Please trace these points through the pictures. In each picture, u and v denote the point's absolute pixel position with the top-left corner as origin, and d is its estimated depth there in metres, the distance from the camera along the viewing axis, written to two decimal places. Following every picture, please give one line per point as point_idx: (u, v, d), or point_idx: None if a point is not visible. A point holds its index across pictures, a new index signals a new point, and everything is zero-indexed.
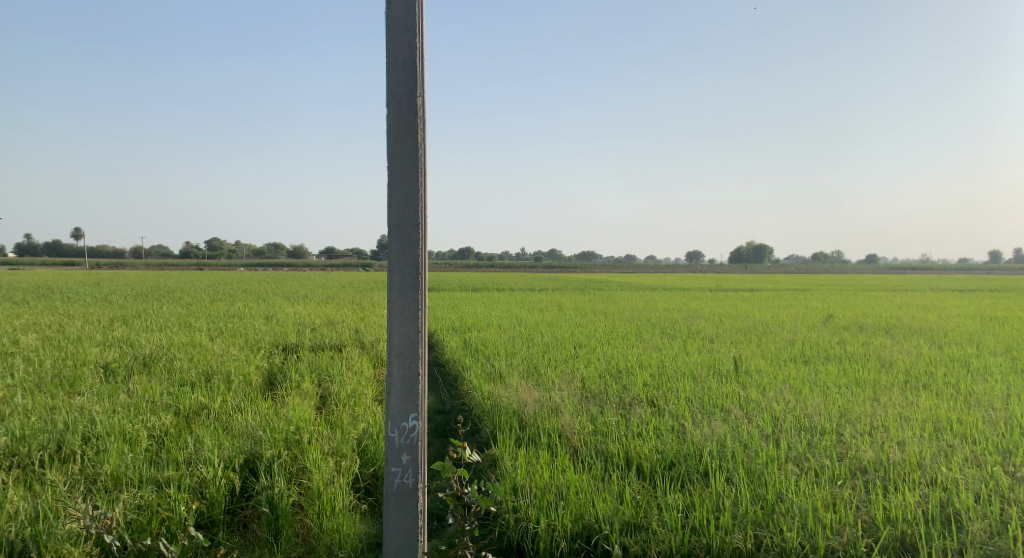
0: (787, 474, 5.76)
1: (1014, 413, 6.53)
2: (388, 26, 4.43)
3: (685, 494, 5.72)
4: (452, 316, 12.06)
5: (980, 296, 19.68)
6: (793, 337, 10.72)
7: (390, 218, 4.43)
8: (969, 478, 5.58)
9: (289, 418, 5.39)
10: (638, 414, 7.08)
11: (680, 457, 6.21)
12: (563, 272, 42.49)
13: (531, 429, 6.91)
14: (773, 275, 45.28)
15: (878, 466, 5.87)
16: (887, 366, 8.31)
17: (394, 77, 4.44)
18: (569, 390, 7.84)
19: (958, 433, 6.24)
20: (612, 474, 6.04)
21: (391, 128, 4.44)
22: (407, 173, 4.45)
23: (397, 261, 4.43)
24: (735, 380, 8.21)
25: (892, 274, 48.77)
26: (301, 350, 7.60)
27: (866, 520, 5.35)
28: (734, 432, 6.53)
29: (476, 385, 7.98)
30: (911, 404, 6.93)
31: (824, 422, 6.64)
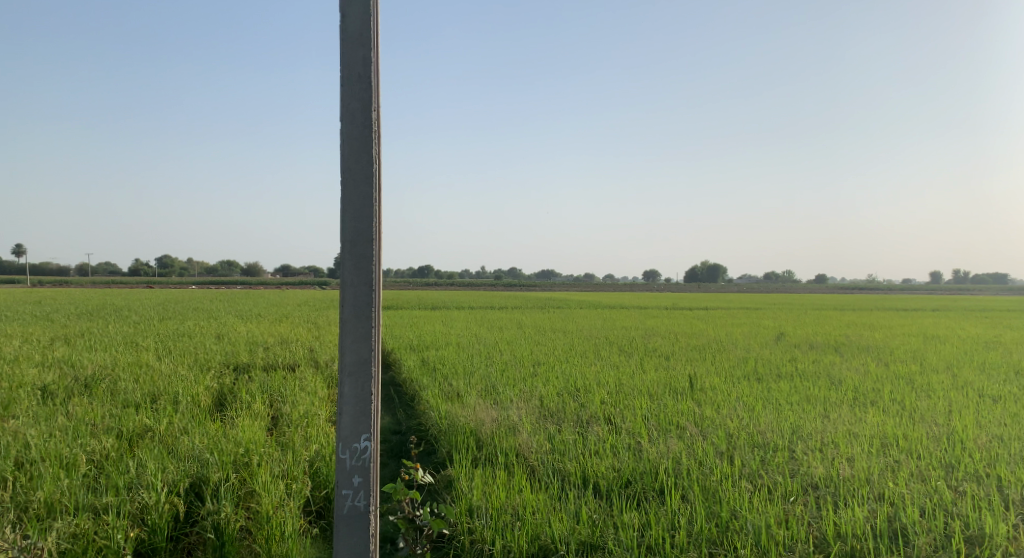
0: (740, 491, 5.81)
1: (957, 428, 6.67)
2: (342, 40, 4.42)
3: (641, 513, 5.73)
4: (409, 334, 11.99)
5: (920, 314, 20.21)
6: (746, 355, 10.85)
7: (343, 234, 4.40)
8: (914, 493, 5.65)
9: (237, 440, 5.30)
10: (596, 432, 7.10)
11: (637, 475, 6.25)
12: (520, 291, 42.64)
13: (488, 448, 6.89)
14: (728, 293, 45.96)
15: (828, 482, 5.95)
16: (837, 384, 8.44)
17: (348, 91, 4.42)
18: (527, 409, 7.83)
19: (904, 448, 6.35)
20: (568, 493, 6.04)
21: (345, 142, 4.42)
22: (360, 188, 4.43)
23: (351, 278, 4.40)
24: (690, 397, 8.28)
25: (842, 293, 49.88)
26: (252, 369, 7.49)
27: (817, 536, 5.39)
28: (689, 449, 6.59)
29: (433, 405, 7.93)
30: (860, 420, 7.06)
31: (777, 438, 6.71)
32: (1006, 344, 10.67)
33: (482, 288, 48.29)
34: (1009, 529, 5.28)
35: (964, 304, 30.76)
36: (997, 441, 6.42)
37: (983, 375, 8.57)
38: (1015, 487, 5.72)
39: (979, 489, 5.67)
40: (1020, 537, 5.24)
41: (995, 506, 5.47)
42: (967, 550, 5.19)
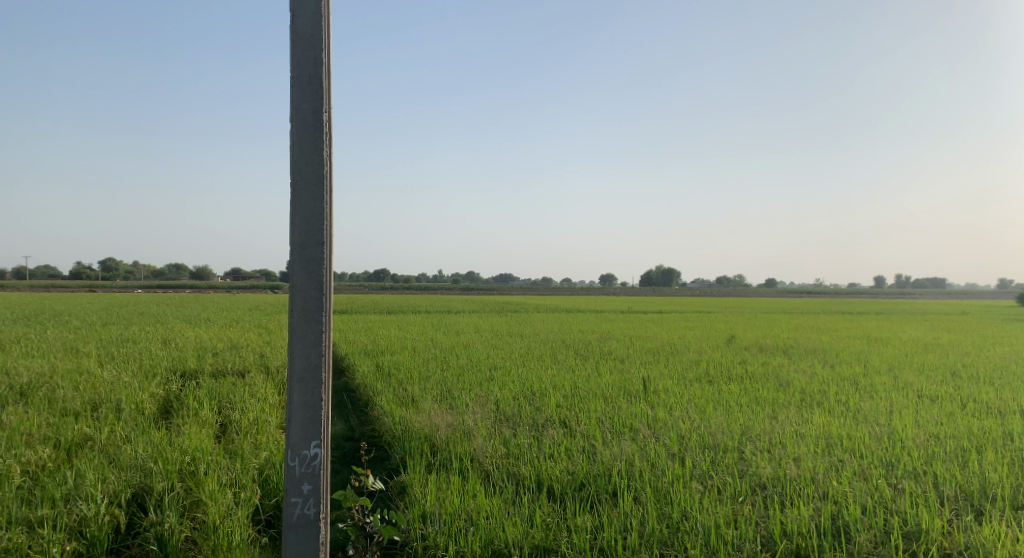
0: (691, 492, 5.89)
1: (898, 428, 6.84)
2: (292, 40, 4.40)
3: (594, 516, 5.78)
4: (364, 339, 11.94)
5: (865, 317, 20.73)
6: (699, 357, 11.01)
7: (293, 237, 4.38)
8: (856, 490, 5.75)
9: (183, 448, 5.24)
10: (550, 435, 7.15)
11: (590, 478, 6.30)
12: (480, 296, 42.67)
13: (442, 453, 6.89)
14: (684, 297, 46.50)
15: (775, 482, 6.05)
16: (785, 385, 8.60)
17: (298, 92, 4.41)
18: (482, 413, 7.84)
19: (848, 448, 6.49)
20: (522, 497, 6.07)
21: (294, 144, 4.40)
22: (310, 191, 4.41)
23: (301, 282, 4.38)
24: (644, 400, 8.37)
25: (796, 296, 50.73)
26: (200, 375, 7.40)
27: (764, 535, 5.47)
28: (642, 451, 6.68)
29: (387, 411, 7.91)
30: (806, 421, 7.20)
31: (727, 440, 6.82)
32: (948, 346, 10.95)
33: (439, 291, 48.28)
34: (945, 524, 5.37)
35: (910, 307, 31.52)
36: (935, 440, 6.58)
37: (924, 376, 8.79)
38: (951, 483, 5.83)
39: (917, 486, 5.78)
40: (954, 531, 5.31)
41: (931, 502, 5.57)
42: (906, 545, 5.26)
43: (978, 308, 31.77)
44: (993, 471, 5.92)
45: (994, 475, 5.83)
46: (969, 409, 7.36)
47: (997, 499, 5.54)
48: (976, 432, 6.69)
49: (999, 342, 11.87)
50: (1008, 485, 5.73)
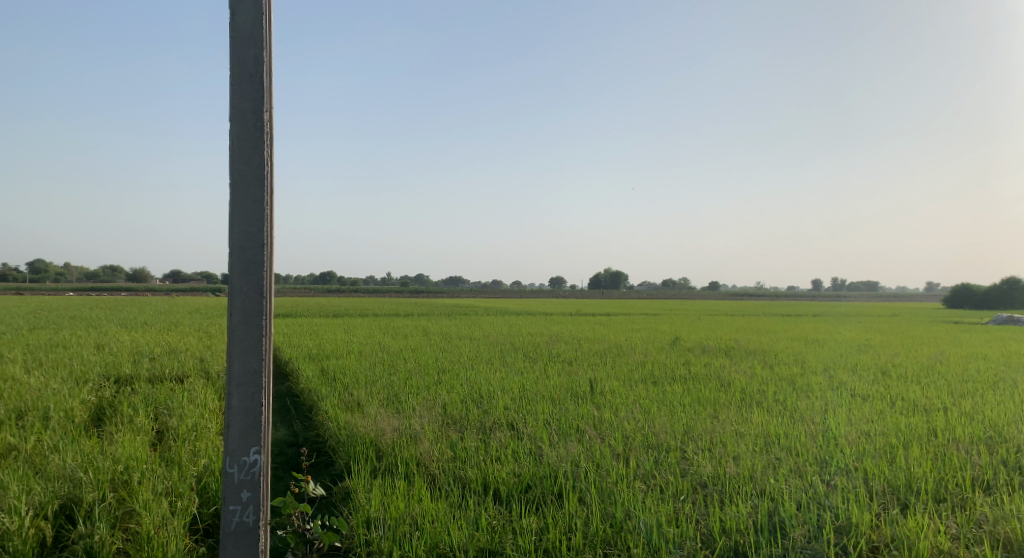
0: (634, 492, 5.95)
1: (833, 426, 7.01)
2: (232, 38, 4.33)
3: (539, 517, 5.80)
4: (309, 343, 11.82)
5: (805, 319, 21.24)
6: (643, 358, 11.14)
7: (231, 238, 4.31)
8: (792, 487, 5.85)
9: (115, 457, 5.13)
10: (497, 438, 7.18)
11: (536, 480, 6.34)
12: (430, 298, 42.54)
13: (387, 458, 6.85)
14: (633, 299, 46.97)
15: (715, 480, 6.15)
16: (726, 386, 8.75)
17: (238, 91, 4.34)
18: (429, 417, 7.82)
19: (785, 446, 6.63)
20: (468, 500, 6.07)
21: (234, 143, 4.34)
22: (251, 191, 4.35)
23: (240, 285, 4.31)
24: (590, 401, 8.43)
25: (741, 299, 51.66)
26: (135, 382, 7.24)
27: (704, 532, 5.54)
28: (588, 451, 6.74)
29: (332, 415, 7.83)
30: (746, 420, 7.33)
31: (670, 439, 6.91)
32: (881, 346, 11.25)
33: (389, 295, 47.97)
34: (873, 518, 5.43)
35: (849, 308, 32.34)
36: (866, 437, 6.74)
37: (857, 376, 9.01)
38: (880, 478, 5.94)
39: (848, 481, 5.90)
40: (881, 524, 5.38)
41: (861, 497, 5.66)
42: (837, 539, 5.33)
43: (911, 310, 32.73)
44: (918, 466, 6.05)
45: (919, 469, 5.95)
46: (898, 407, 7.56)
47: (921, 493, 5.64)
48: (905, 429, 6.87)
49: (929, 343, 12.23)
50: (932, 478, 5.84)
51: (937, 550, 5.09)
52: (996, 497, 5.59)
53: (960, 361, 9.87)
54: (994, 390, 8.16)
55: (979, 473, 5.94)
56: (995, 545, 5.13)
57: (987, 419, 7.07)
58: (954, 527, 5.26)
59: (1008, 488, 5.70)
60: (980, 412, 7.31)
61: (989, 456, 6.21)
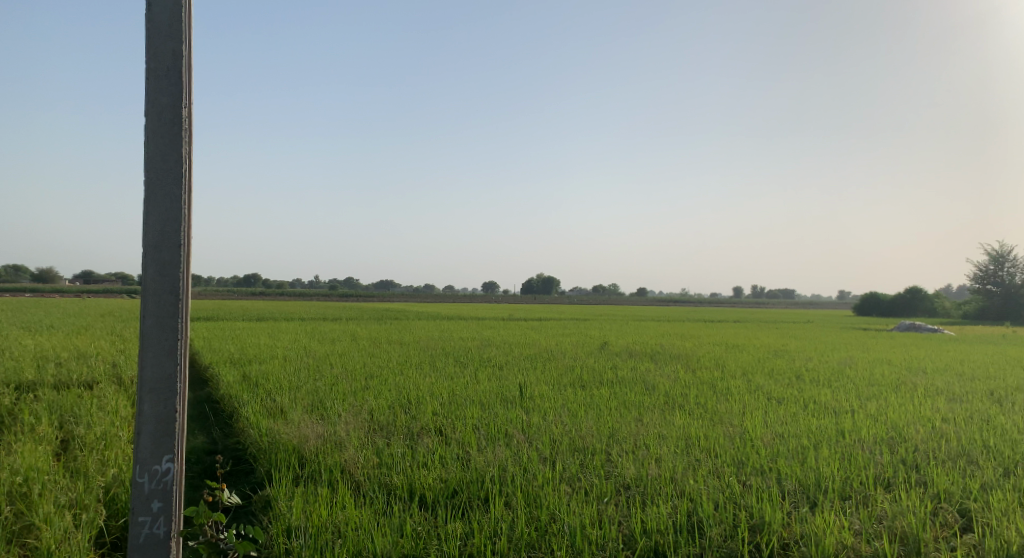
0: (560, 495, 5.95)
1: (749, 428, 7.16)
2: (149, 30, 4.19)
3: (464, 522, 5.76)
4: (231, 348, 11.53)
5: (729, 325, 21.74)
6: (572, 363, 11.21)
7: (146, 238, 4.16)
8: (710, 487, 5.93)
9: (15, 467, 4.91)
10: (425, 444, 7.12)
11: (462, 485, 6.29)
12: (360, 302, 42.11)
13: (311, 466, 6.72)
14: (565, 305, 47.33)
15: (638, 482, 6.20)
16: (650, 390, 8.85)
17: (155, 85, 4.19)
18: (354, 423, 7.71)
19: (704, 448, 6.74)
20: (392, 506, 5.98)
21: (150, 139, 4.18)
22: (167, 190, 4.20)
23: (153, 286, 4.16)
24: (520, 406, 8.43)
25: (670, 305, 52.54)
26: (40, 388, 6.94)
27: (626, 533, 5.56)
28: (515, 455, 6.74)
29: (253, 422, 7.65)
30: (669, 423, 7.43)
31: (596, 443, 6.95)
32: (796, 351, 11.55)
33: (318, 299, 47.28)
34: (784, 517, 5.52)
35: (770, 315, 33.27)
36: (780, 439, 6.89)
37: (773, 379, 9.23)
38: (793, 477, 6.06)
39: (763, 480, 6.01)
40: (792, 522, 5.46)
41: (774, 496, 5.76)
42: (750, 538, 5.41)
43: (825, 318, 33.78)
44: (825, 466, 6.19)
45: (827, 469, 6.08)
46: (810, 409, 7.76)
47: (829, 491, 5.75)
48: (815, 431, 7.04)
49: (839, 348, 12.62)
50: (839, 478, 5.97)
51: (842, 545, 5.15)
52: (895, 493, 5.72)
53: (868, 366, 10.20)
54: (897, 392, 8.46)
55: (881, 472, 6.09)
56: (893, 539, 5.21)
57: (890, 420, 7.30)
58: (857, 522, 5.34)
59: (906, 484, 5.85)
60: (883, 414, 7.56)
61: (891, 455, 6.40)
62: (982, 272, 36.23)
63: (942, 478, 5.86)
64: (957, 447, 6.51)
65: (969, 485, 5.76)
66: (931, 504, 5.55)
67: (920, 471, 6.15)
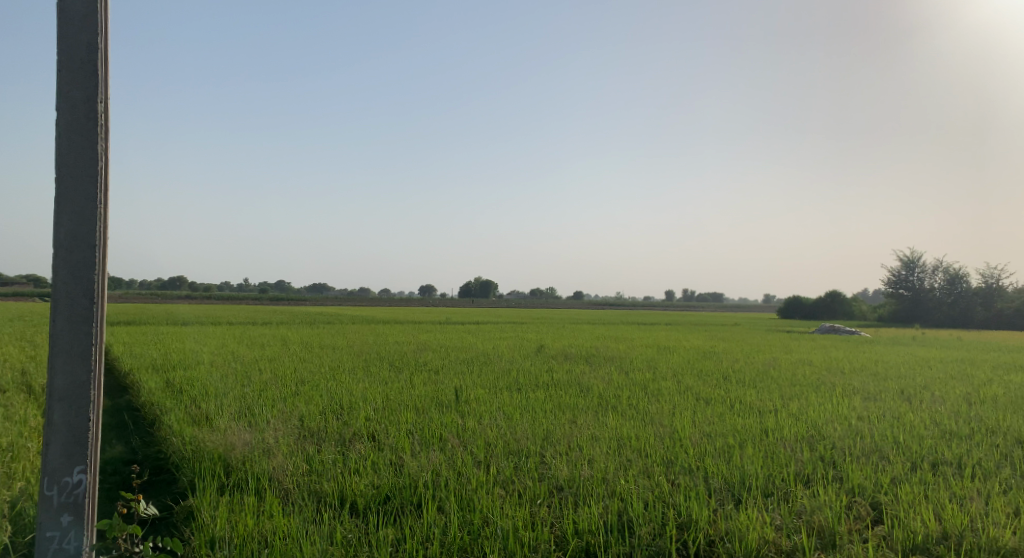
0: (493, 498, 5.90)
1: (679, 428, 7.22)
2: (60, 21, 3.94)
3: (396, 528, 5.65)
4: (154, 353, 11.17)
5: (660, 328, 22.05)
6: (508, 366, 11.19)
7: (57, 238, 3.93)
8: (640, 487, 5.95)
9: None
10: (357, 450, 7.00)
11: (394, 491, 6.19)
12: (292, 305, 41.44)
13: (237, 474, 6.53)
14: (499, 309, 47.42)
15: (571, 483, 6.18)
16: (585, 392, 8.88)
17: (67, 78, 3.95)
18: (284, 430, 7.53)
19: (636, 448, 6.77)
20: (322, 514, 5.85)
21: (62, 134, 3.95)
22: (80, 188, 3.97)
23: (65, 288, 3.93)
24: (454, 410, 8.35)
25: (604, 309, 53.11)
26: None
27: (558, 534, 5.52)
28: (449, 460, 6.67)
29: (176, 430, 7.42)
30: (601, 424, 7.45)
31: (530, 445, 6.93)
32: (723, 353, 11.74)
33: (250, 303, 46.38)
34: (711, 514, 5.54)
35: (697, 318, 33.91)
36: (708, 438, 6.96)
37: (703, 380, 9.35)
38: (720, 475, 6.12)
39: (690, 480, 6.05)
40: (718, 519, 5.49)
41: (701, 494, 5.80)
42: (678, 535, 5.42)
43: (746, 321, 34.58)
44: (750, 464, 6.27)
45: (751, 467, 6.16)
46: (735, 409, 7.88)
47: (752, 488, 5.82)
48: (740, 430, 7.14)
49: (764, 350, 12.88)
50: (762, 475, 6.05)
51: (764, 540, 5.18)
52: (815, 489, 5.80)
53: (791, 367, 10.43)
54: (816, 392, 8.66)
55: (801, 468, 6.20)
56: (810, 532, 5.26)
57: (809, 419, 7.45)
58: (778, 518, 5.39)
59: (824, 480, 5.95)
60: (804, 412, 7.71)
61: (811, 453, 6.51)
62: (897, 278, 37.61)
63: (857, 473, 5.98)
64: (870, 444, 6.67)
65: (880, 480, 5.88)
66: (845, 498, 5.63)
67: (838, 467, 6.27)
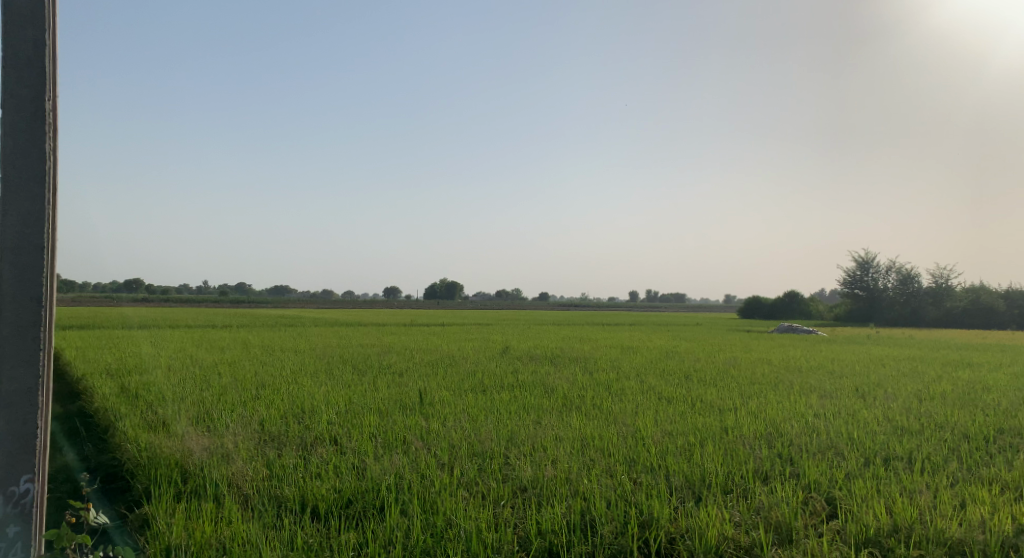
0: (456, 501, 5.84)
1: (642, 428, 7.23)
2: (4, 16, 3.73)
3: (358, 532, 5.57)
4: (109, 358, 10.94)
5: (621, 328, 22.17)
6: (474, 368, 11.14)
7: (2, 241, 3.74)
8: (603, 487, 5.94)
9: None
10: (318, 454, 6.91)
11: (357, 494, 6.11)
12: (252, 308, 41.00)
13: (195, 480, 6.40)
14: (462, 311, 47.38)
15: (534, 484, 6.16)
16: (549, 392, 8.87)
17: (12, 76, 3.75)
18: (243, 435, 7.41)
19: (599, 448, 6.77)
20: (283, 520, 5.75)
21: (7, 135, 3.75)
22: (26, 189, 3.78)
23: (11, 292, 3.76)
24: (419, 412, 8.29)
25: (565, 310, 53.32)
26: None
27: (521, 535, 5.47)
28: (412, 463, 6.61)
29: (131, 437, 7.26)
30: (566, 425, 7.44)
31: (494, 447, 6.89)
32: (685, 353, 11.82)
33: (210, 306, 45.81)
34: (672, 513, 5.54)
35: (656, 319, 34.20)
36: (670, 437, 6.98)
37: (665, 380, 9.38)
38: (681, 473, 6.14)
39: (653, 479, 6.06)
40: (678, 517, 5.49)
41: (663, 492, 5.80)
42: (641, 533, 5.41)
43: (705, 321, 34.94)
44: (710, 462, 6.29)
45: (710, 465, 6.18)
46: (696, 408, 7.92)
47: (712, 485, 5.84)
48: (701, 429, 7.17)
49: (726, 349, 12.96)
50: (722, 473, 6.08)
51: (723, 537, 5.18)
52: (774, 486, 5.84)
53: (751, 365, 10.51)
54: (774, 390, 8.73)
55: (760, 465, 6.24)
56: (768, 528, 5.28)
57: (767, 417, 7.51)
58: (737, 515, 5.41)
59: (782, 477, 5.99)
60: (762, 411, 7.77)
61: (769, 450, 6.56)
62: (851, 278, 38.23)
63: (813, 469, 6.03)
64: (825, 440, 6.73)
65: (835, 475, 5.94)
66: (802, 494, 5.67)
67: (795, 463, 6.32)
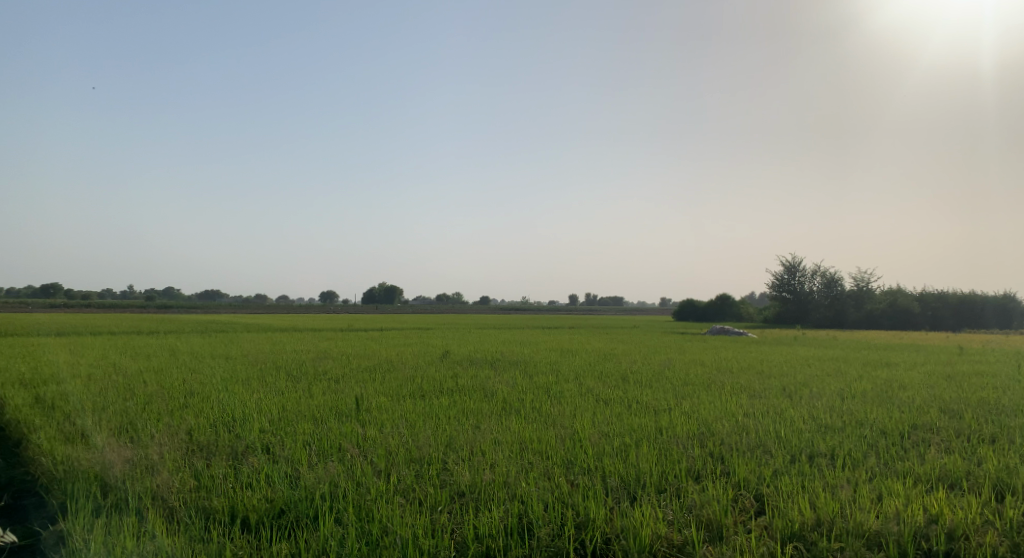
0: (393, 507, 5.71)
1: (580, 430, 7.20)
2: None
3: (290, 542, 5.39)
4: (24, 367, 10.44)
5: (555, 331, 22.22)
6: (412, 373, 10.98)
7: None
8: (540, 489, 5.86)
9: None
10: (250, 463, 6.69)
11: (290, 503, 5.92)
12: (181, 310, 40.01)
13: (117, 494, 6.12)
14: (397, 312, 47.06)
15: (472, 489, 6.05)
16: (489, 396, 8.77)
17: None
18: (170, 445, 7.15)
19: (537, 451, 6.70)
20: (210, 532, 5.54)
21: None
22: None
23: None
24: (355, 419, 8.10)
25: (502, 313, 53.41)
26: None
27: (458, 540, 5.37)
28: (348, 470, 6.45)
29: (48, 450, 6.93)
30: (505, 428, 7.36)
31: (432, 452, 6.77)
32: (623, 355, 11.85)
33: (138, 310, 44.56)
34: (608, 513, 5.49)
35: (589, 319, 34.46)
36: (606, 438, 6.97)
37: (603, 382, 9.37)
38: (618, 474, 6.11)
39: (590, 480, 6.01)
40: (614, 517, 5.44)
41: (599, 494, 5.76)
42: (577, 535, 5.35)
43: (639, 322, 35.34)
44: (645, 462, 6.28)
45: (646, 465, 6.17)
46: (633, 410, 7.90)
47: (647, 485, 5.82)
48: (638, 430, 7.15)
49: (661, 352, 13.04)
50: (656, 473, 6.06)
51: (656, 536, 5.17)
52: (708, 484, 5.85)
53: (686, 367, 10.57)
54: (708, 391, 8.78)
55: (693, 464, 6.25)
56: (699, 526, 5.28)
57: (700, 417, 7.54)
58: (669, 513, 5.39)
59: (713, 475, 6.01)
60: (694, 411, 7.80)
61: (702, 449, 6.58)
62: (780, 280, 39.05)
63: (743, 467, 6.06)
64: (754, 439, 6.78)
65: (764, 473, 5.98)
66: (732, 492, 5.69)
67: (726, 461, 6.35)
